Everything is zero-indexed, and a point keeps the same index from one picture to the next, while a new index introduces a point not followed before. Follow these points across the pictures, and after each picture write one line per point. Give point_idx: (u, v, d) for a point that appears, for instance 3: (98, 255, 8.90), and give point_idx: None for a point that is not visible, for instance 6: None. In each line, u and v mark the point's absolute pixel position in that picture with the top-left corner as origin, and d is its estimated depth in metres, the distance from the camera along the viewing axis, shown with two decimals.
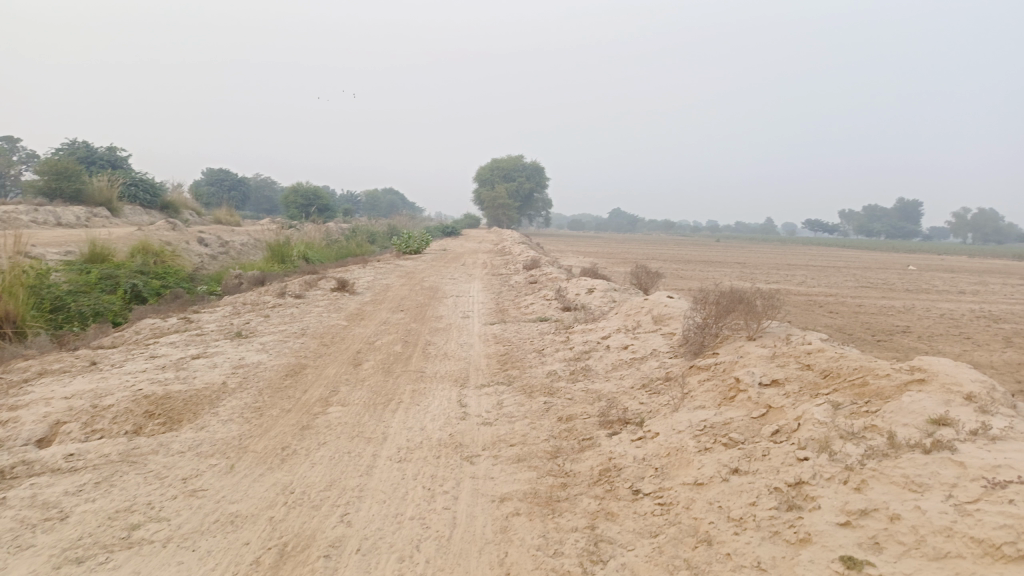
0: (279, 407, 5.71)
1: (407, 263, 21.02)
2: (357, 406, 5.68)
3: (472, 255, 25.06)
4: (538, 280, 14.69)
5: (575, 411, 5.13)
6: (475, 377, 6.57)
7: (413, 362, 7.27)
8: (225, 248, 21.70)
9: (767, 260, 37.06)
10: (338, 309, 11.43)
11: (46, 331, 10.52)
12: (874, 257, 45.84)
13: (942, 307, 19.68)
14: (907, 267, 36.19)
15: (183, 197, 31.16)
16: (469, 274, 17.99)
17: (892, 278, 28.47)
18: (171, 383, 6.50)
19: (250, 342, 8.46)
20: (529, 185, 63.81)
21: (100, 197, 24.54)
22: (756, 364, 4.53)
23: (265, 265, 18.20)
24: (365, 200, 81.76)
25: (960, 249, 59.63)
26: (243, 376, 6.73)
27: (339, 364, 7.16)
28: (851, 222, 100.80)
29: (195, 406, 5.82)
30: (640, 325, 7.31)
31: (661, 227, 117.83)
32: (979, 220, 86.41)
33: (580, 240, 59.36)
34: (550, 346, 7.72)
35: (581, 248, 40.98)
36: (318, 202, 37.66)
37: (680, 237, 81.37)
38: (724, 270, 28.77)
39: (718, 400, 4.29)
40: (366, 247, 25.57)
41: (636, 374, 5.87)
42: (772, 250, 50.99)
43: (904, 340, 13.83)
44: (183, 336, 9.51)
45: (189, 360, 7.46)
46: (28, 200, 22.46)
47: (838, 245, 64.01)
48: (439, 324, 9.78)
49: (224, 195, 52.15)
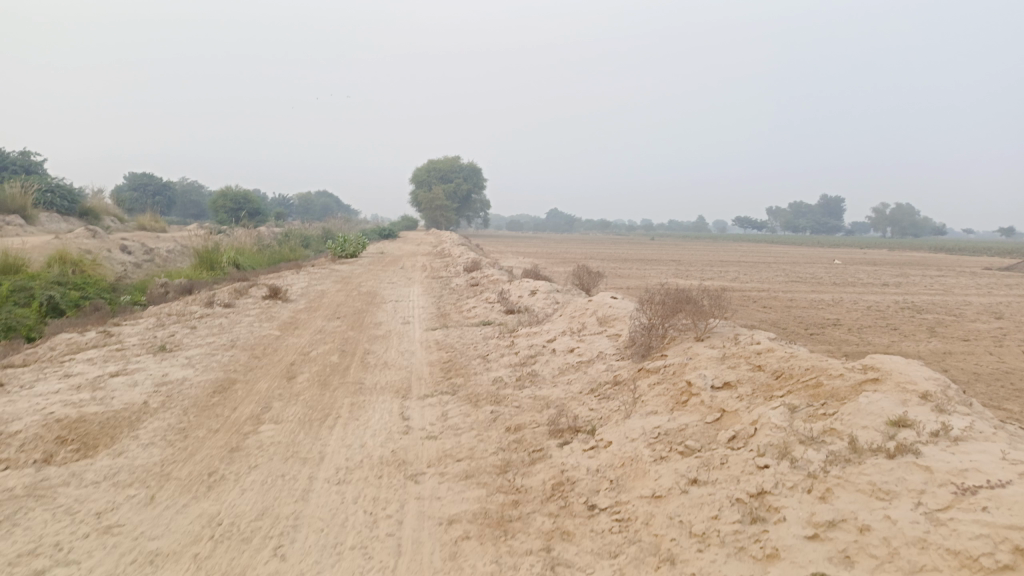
0: (206, 428, 5.32)
1: (343, 267, 20.48)
2: (292, 424, 5.34)
3: (411, 258, 24.62)
4: (478, 283, 14.45)
5: (523, 420, 4.93)
6: (417, 386, 6.29)
7: (351, 372, 6.95)
8: (150, 256, 20.72)
9: (701, 257, 37.81)
10: (271, 317, 10.96)
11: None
12: (800, 252, 47.43)
13: (869, 299, 20.34)
14: (832, 260, 37.44)
15: (104, 203, 29.69)
16: (408, 278, 17.62)
17: (819, 272, 29.42)
18: (87, 405, 6.01)
19: (175, 357, 7.96)
20: (466, 185, 63.49)
21: (13, 204, 23.13)
22: (707, 366, 4.42)
23: (193, 273, 17.43)
24: (298, 203, 80.01)
25: (880, 243, 62.24)
26: (167, 394, 6.29)
27: (272, 378, 6.78)
28: (778, 218, 104.10)
29: (113, 429, 5.37)
30: (585, 327, 7.16)
31: (598, 226, 119.13)
32: (896, 215, 90.53)
33: (518, 240, 59.42)
34: (494, 350, 7.51)
35: (519, 249, 40.92)
36: (249, 206, 36.49)
37: (616, 236, 82.52)
38: (661, 268, 29.12)
39: (671, 405, 4.15)
40: (300, 252, 24.84)
41: (584, 378, 5.72)
42: (706, 247, 52.08)
43: (836, 333, 14.18)
44: (103, 351, 8.91)
45: (108, 378, 6.95)
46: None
47: (766, 242, 66.02)
48: (378, 332, 9.44)
49: (149, 200, 50.08)
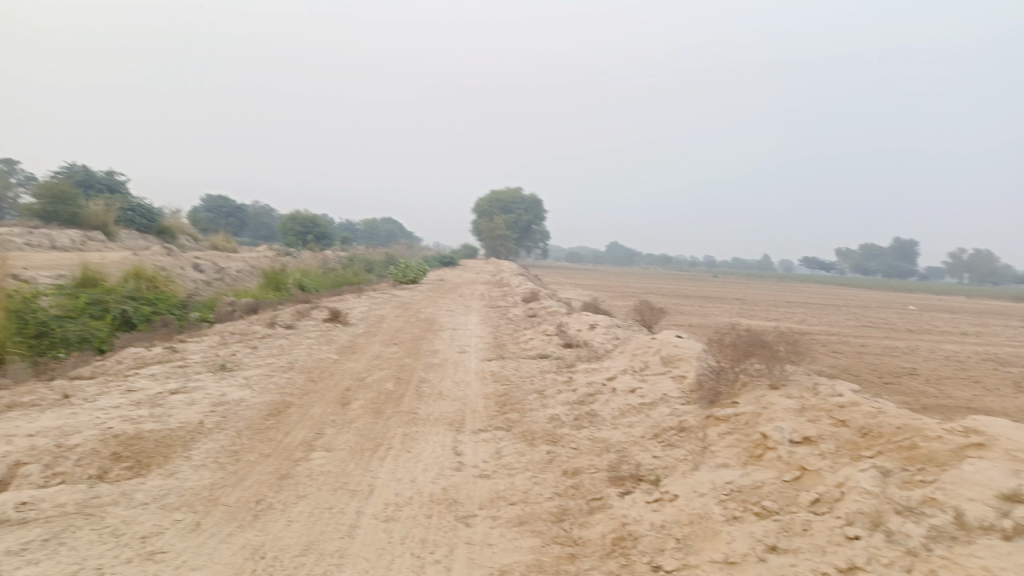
0: (258, 452, 5.24)
1: (403, 293, 20.59)
2: (343, 453, 5.21)
3: (470, 286, 24.62)
4: (536, 314, 14.25)
5: (582, 464, 4.67)
6: (471, 420, 6.10)
7: (405, 402, 6.81)
8: (220, 274, 21.30)
9: (766, 297, 36.75)
10: (330, 341, 10.98)
11: (25, 358, 10.05)
12: (871, 296, 45.64)
13: (946, 348, 19.26)
14: (906, 306, 35.88)
15: (181, 223, 30.82)
16: (466, 306, 17.58)
17: (892, 318, 28.14)
18: (144, 422, 6.03)
19: (234, 376, 8.00)
20: (527, 216, 63.79)
21: (97, 221, 24.21)
22: (784, 418, 4.10)
23: (259, 293, 17.79)
24: (364, 228, 81.79)
25: (957, 290, 59.55)
26: (222, 414, 6.26)
27: (325, 403, 6.68)
28: (847, 260, 100.97)
29: (166, 448, 5.34)
30: (648, 367, 6.86)
31: (659, 262, 117.81)
32: (974, 262, 86.55)
33: (578, 273, 59.16)
34: (551, 386, 7.27)
35: (577, 280, 40.66)
36: (316, 230, 37.35)
37: (677, 273, 81.37)
38: (724, 306, 28.39)
39: (743, 458, 3.85)
40: (363, 277, 25.17)
41: (646, 422, 5.42)
42: (769, 287, 50.76)
43: (912, 383, 13.39)
44: (166, 367, 9.05)
45: (167, 395, 7.00)
46: (23, 223, 22.10)
47: (834, 284, 63.91)
48: (434, 360, 9.33)
49: (223, 221, 51.89)
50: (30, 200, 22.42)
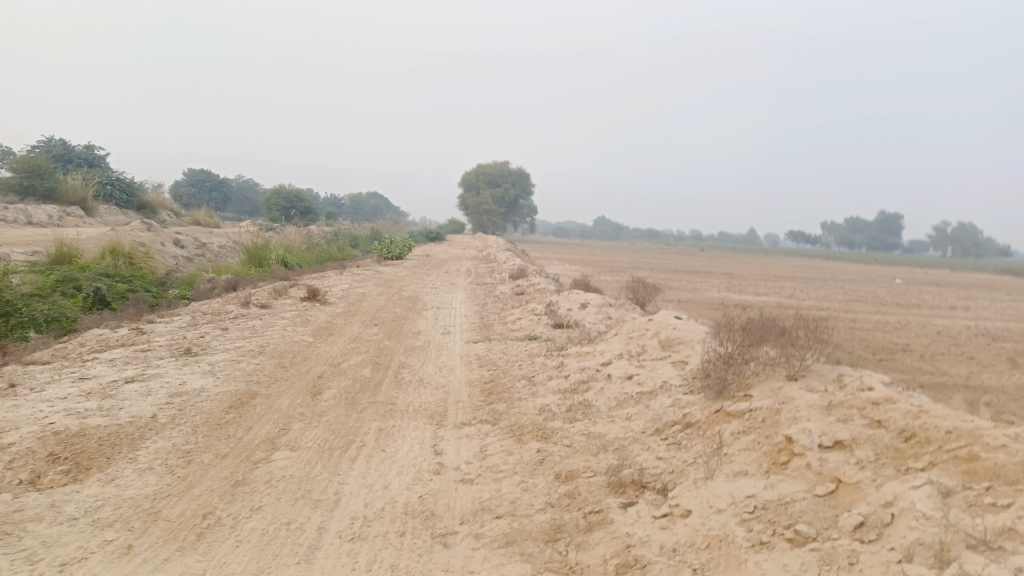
0: (213, 452, 4.68)
1: (386, 269, 19.95)
2: (309, 452, 4.66)
3: (456, 262, 23.97)
4: (524, 292, 13.69)
5: (577, 466, 4.14)
6: (454, 412, 5.55)
7: (382, 390, 6.25)
8: (201, 249, 20.58)
9: (754, 271, 36.36)
10: (307, 321, 10.39)
11: None
12: (857, 270, 45.40)
13: (937, 323, 18.89)
14: (892, 280, 35.60)
15: (161, 198, 29.90)
16: (451, 283, 16.98)
17: (880, 292, 27.87)
18: (91, 416, 5.42)
19: (199, 362, 7.39)
20: (514, 190, 63.00)
21: (75, 196, 23.33)
22: (809, 417, 3.58)
23: (241, 270, 17.15)
24: (350, 203, 80.87)
25: (942, 264, 59.61)
26: (180, 406, 5.66)
27: (295, 393, 6.11)
28: (833, 234, 101.02)
29: (111, 448, 4.75)
30: (646, 351, 6.32)
31: (646, 236, 117.54)
32: (958, 236, 86.69)
33: (565, 248, 58.70)
34: (541, 372, 6.74)
35: (566, 256, 40.09)
36: (300, 204, 36.49)
37: (662, 249, 81.04)
38: (712, 281, 27.93)
39: (765, 466, 3.34)
40: (347, 252, 24.50)
41: (647, 415, 4.90)
42: (756, 260, 50.48)
43: (908, 360, 12.98)
44: (129, 351, 8.42)
45: (122, 385, 6.38)
46: None
47: (819, 258, 63.76)
48: (416, 343, 8.76)
49: (205, 196, 50.84)
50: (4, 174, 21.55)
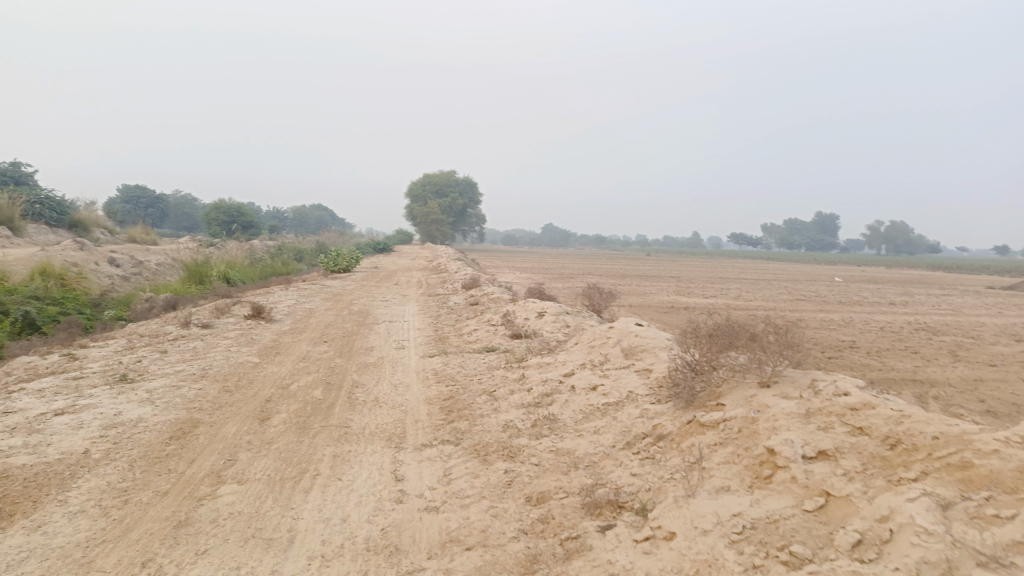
0: (153, 489, 4.30)
1: (334, 283, 19.44)
2: (258, 485, 4.33)
3: (406, 273, 23.59)
4: (477, 302, 13.44)
5: (547, 487, 3.93)
6: (413, 433, 5.28)
7: (335, 412, 5.94)
8: (138, 268, 19.73)
9: (701, 274, 36.85)
10: (253, 341, 9.94)
11: None
12: (798, 269, 46.51)
13: (879, 319, 19.36)
14: (833, 278, 36.55)
15: (94, 215, 28.65)
16: (402, 295, 16.64)
17: (822, 290, 28.57)
18: (14, 454, 4.94)
19: (137, 389, 6.92)
20: (462, 200, 62.76)
21: (1, 216, 22.10)
22: (788, 426, 3.44)
23: (181, 288, 16.46)
24: (293, 217, 79.36)
25: (876, 261, 61.71)
26: (115, 440, 5.23)
27: (241, 419, 5.74)
28: (773, 235, 103.64)
29: (38, 490, 4.31)
30: (609, 360, 6.17)
31: (593, 242, 118.74)
32: (890, 234, 89.87)
33: (515, 256, 58.73)
34: (502, 385, 6.52)
35: (515, 264, 39.94)
36: (242, 219, 35.50)
37: (609, 255, 81.74)
38: (661, 285, 28.16)
39: (748, 480, 3.19)
40: (293, 266, 23.86)
41: (615, 427, 4.73)
42: (700, 263, 51.32)
43: (856, 357, 13.20)
44: (60, 380, 7.86)
45: (50, 418, 5.89)
46: None
47: (761, 259, 65.18)
48: (370, 359, 8.44)
49: (142, 212, 49.10)
50: None
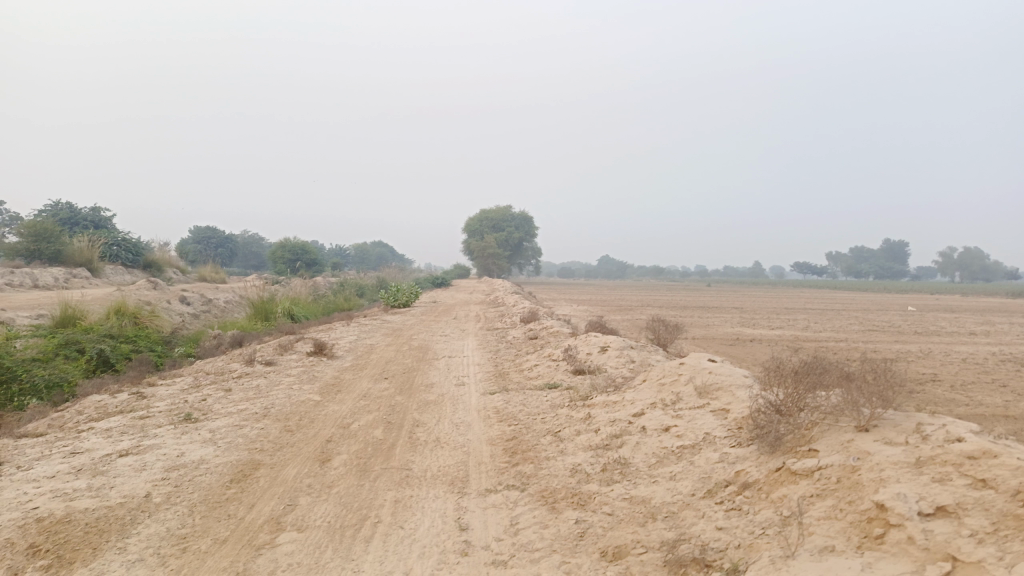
0: (213, 537, 4.17)
1: (395, 319, 19.50)
2: (318, 533, 4.15)
3: (464, 307, 23.54)
4: (537, 336, 13.20)
5: (623, 540, 3.64)
6: (477, 477, 5.04)
7: (396, 453, 5.76)
8: (208, 306, 20.23)
9: (765, 304, 35.76)
10: (314, 378, 9.91)
11: None
12: (866, 298, 44.78)
13: (960, 351, 18.26)
14: (905, 307, 34.98)
15: (167, 255, 29.68)
16: (461, 330, 16.53)
17: (895, 320, 27.30)
18: (78, 497, 4.91)
19: (200, 429, 6.90)
20: (518, 234, 62.95)
21: (81, 257, 23.06)
22: (896, 477, 3.08)
23: (247, 325, 16.75)
24: (354, 254, 81.00)
25: (951, 288, 59.09)
26: (176, 482, 5.15)
27: (302, 461, 5.61)
28: (839, 264, 100.63)
29: (98, 536, 4.23)
30: (681, 400, 5.82)
31: (652, 273, 117.30)
32: (965, 260, 85.99)
33: (572, 288, 58.47)
34: (567, 425, 6.24)
35: (573, 297, 39.62)
36: (306, 256, 36.28)
37: (668, 286, 80.55)
38: (724, 316, 27.39)
39: (856, 540, 2.84)
40: (354, 302, 24.15)
41: (693, 474, 4.39)
42: (763, 293, 49.95)
43: (941, 391, 12.38)
44: (128, 419, 7.94)
45: (115, 459, 5.88)
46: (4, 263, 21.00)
47: (827, 288, 63.10)
48: (430, 397, 8.27)
49: (211, 252, 50.86)
50: (11, 239, 21.36)
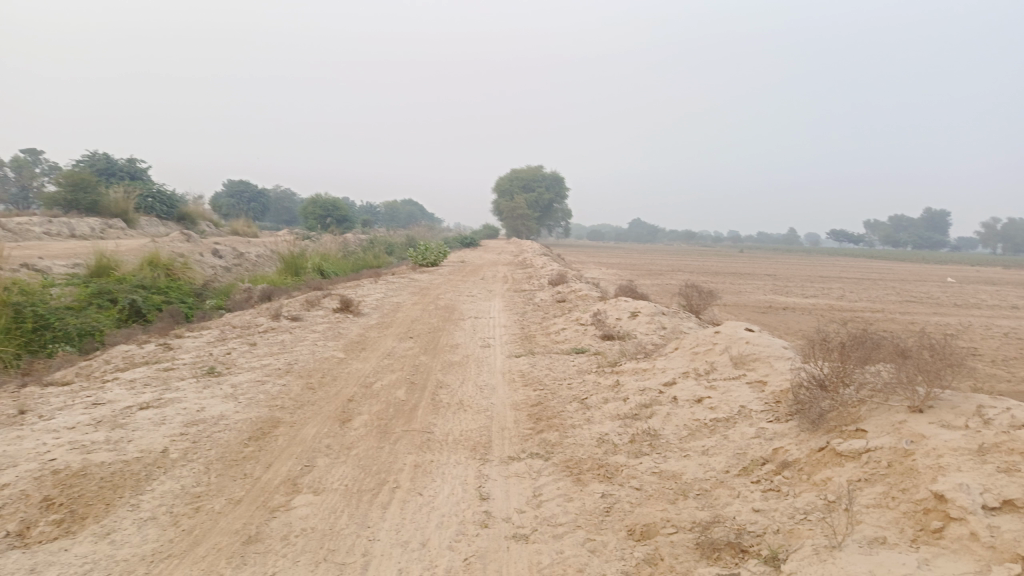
0: (227, 497, 4.06)
1: (422, 277, 19.38)
2: (335, 497, 4.02)
3: (492, 268, 23.32)
4: (565, 299, 12.95)
5: (652, 518, 3.44)
6: (499, 444, 4.86)
7: (418, 416, 5.61)
8: (239, 259, 20.29)
9: (798, 272, 34.99)
10: (339, 335, 9.81)
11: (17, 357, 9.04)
12: (903, 269, 43.64)
13: (1002, 324, 17.60)
14: (944, 279, 33.98)
15: (201, 208, 29.83)
16: (488, 291, 16.37)
17: (933, 291, 26.50)
18: (96, 450, 4.83)
19: (222, 384, 6.82)
20: (549, 195, 62.31)
21: (116, 208, 23.25)
22: (957, 465, 2.81)
23: (276, 279, 16.74)
24: (385, 212, 81.02)
25: (992, 261, 57.39)
26: (194, 439, 5.06)
27: (322, 420, 5.49)
28: (876, 232, 98.27)
29: (112, 492, 4.14)
30: (715, 369, 5.57)
31: (683, 238, 115.79)
32: (1008, 232, 83.30)
33: (601, 251, 57.90)
34: (595, 392, 6.03)
35: (602, 260, 39.14)
36: (337, 213, 36.26)
37: (698, 253, 79.43)
38: (757, 283, 26.83)
39: (910, 533, 2.60)
40: (383, 260, 24.10)
41: (728, 448, 4.16)
42: (796, 261, 48.90)
43: (982, 367, 11.90)
44: (153, 371, 7.91)
45: (135, 412, 5.82)
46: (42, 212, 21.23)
47: (863, 257, 61.67)
48: (455, 358, 8.11)
49: (244, 206, 51.19)
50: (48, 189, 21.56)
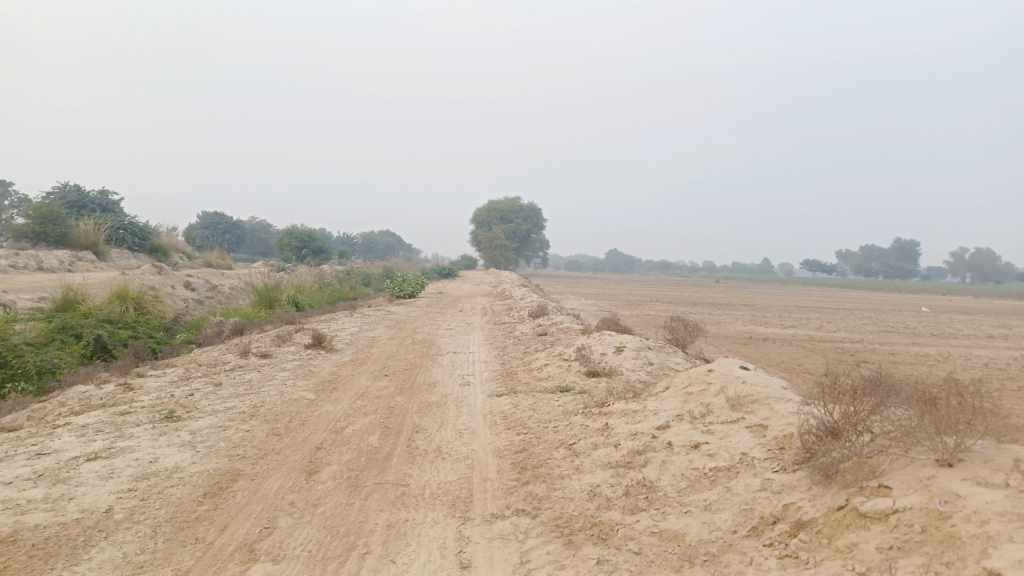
0: (173, 568, 3.58)
1: (399, 310, 18.89)
2: (296, 566, 3.56)
3: (470, 299, 22.92)
4: (546, 332, 12.57)
5: None
6: (481, 499, 4.43)
7: (392, 465, 5.17)
8: (212, 292, 19.69)
9: (776, 302, 35.00)
10: (311, 373, 9.32)
11: None
12: (877, 298, 43.94)
13: (981, 354, 17.53)
14: (918, 308, 34.20)
15: (174, 240, 29.14)
16: (467, 323, 15.94)
17: (910, 321, 26.55)
18: (30, 511, 4.32)
19: (181, 429, 6.32)
20: (527, 226, 62.22)
21: (87, 240, 22.56)
22: (1008, 535, 2.46)
23: (250, 312, 16.20)
24: (361, 243, 80.35)
25: (962, 289, 58.25)
26: (143, 496, 4.57)
27: (286, 473, 5.02)
28: (849, 262, 99.49)
29: (42, 562, 3.64)
30: (711, 412, 5.21)
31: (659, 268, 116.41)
32: (977, 262, 84.74)
33: (578, 281, 57.79)
34: (583, 436, 5.64)
35: (580, 290, 38.88)
36: (313, 244, 35.70)
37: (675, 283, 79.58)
38: (737, 313, 26.71)
39: None
40: (360, 291, 23.60)
41: (733, 503, 3.78)
42: (773, 290, 49.00)
43: None
44: (109, 414, 7.37)
45: (82, 464, 5.30)
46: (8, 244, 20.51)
47: (837, 287, 62.01)
48: (433, 398, 7.67)
49: (218, 237, 50.38)
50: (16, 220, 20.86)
